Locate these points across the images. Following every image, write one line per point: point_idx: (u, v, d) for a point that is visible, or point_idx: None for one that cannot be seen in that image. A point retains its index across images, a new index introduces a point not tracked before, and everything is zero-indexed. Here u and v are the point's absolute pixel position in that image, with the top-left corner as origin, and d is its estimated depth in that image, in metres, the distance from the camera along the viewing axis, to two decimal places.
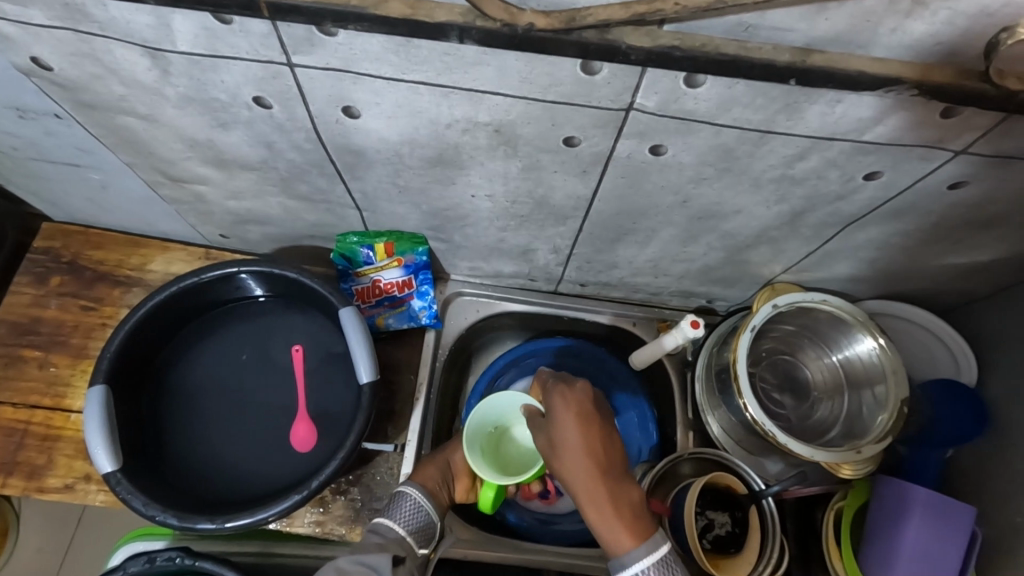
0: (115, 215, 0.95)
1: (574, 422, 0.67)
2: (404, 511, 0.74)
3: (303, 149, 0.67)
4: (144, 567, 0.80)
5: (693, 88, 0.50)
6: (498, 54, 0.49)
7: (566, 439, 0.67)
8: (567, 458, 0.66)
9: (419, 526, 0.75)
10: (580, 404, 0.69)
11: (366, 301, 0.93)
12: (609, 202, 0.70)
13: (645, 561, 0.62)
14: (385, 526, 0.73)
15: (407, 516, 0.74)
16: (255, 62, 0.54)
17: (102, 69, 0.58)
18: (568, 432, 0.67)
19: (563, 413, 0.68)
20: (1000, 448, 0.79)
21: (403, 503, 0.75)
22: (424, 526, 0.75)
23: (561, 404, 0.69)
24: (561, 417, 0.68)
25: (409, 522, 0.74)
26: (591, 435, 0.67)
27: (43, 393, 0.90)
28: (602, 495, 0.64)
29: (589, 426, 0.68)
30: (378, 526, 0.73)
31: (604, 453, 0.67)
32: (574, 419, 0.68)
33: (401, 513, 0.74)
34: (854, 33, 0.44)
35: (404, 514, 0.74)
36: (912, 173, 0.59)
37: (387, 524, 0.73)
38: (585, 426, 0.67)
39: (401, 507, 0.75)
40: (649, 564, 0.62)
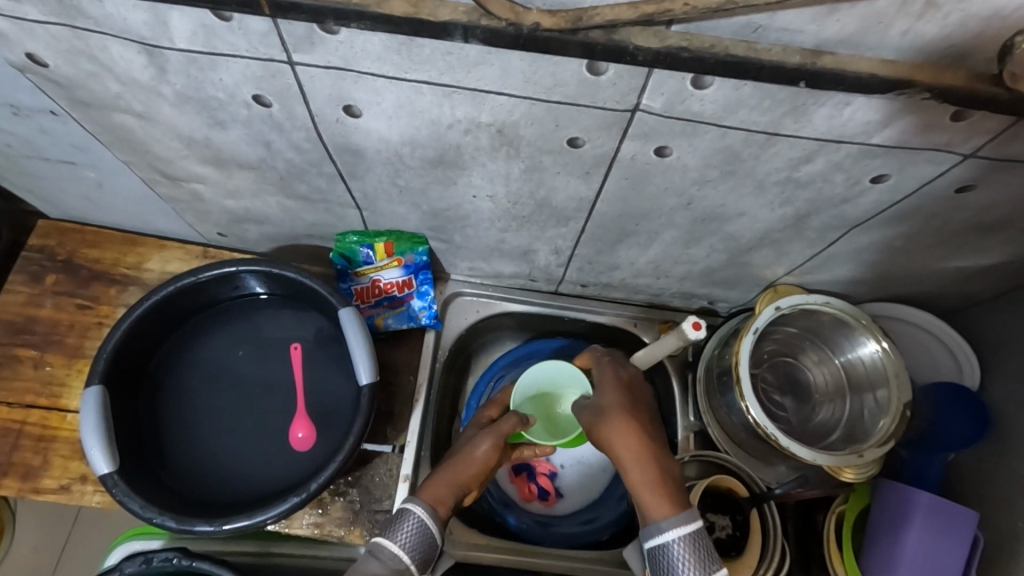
0: (111, 213, 0.94)
1: (619, 393, 0.70)
2: (407, 532, 0.65)
3: (303, 149, 0.66)
4: (141, 568, 0.79)
5: (700, 90, 0.49)
6: (502, 54, 0.48)
7: (611, 405, 0.69)
8: (612, 421, 0.67)
9: (420, 551, 0.65)
10: (625, 381, 0.72)
11: (365, 302, 0.92)
12: (612, 204, 0.69)
13: (679, 529, 0.59)
14: (387, 551, 0.64)
15: (410, 539, 0.65)
16: (254, 60, 0.53)
17: (97, 66, 0.57)
18: (613, 400, 0.69)
19: (610, 385, 0.72)
20: (1002, 453, 0.79)
21: (406, 523, 0.65)
22: (425, 551, 0.65)
23: (607, 377, 0.73)
24: (607, 388, 0.71)
25: (411, 546, 0.64)
26: (633, 407, 0.69)
27: (38, 394, 0.89)
28: (643, 455, 0.64)
29: (634, 400, 0.70)
30: (376, 549, 0.64)
31: (646, 424, 0.68)
32: (617, 390, 0.70)
33: (403, 535, 0.65)
34: (865, 36, 0.43)
35: (407, 535, 0.65)
36: (919, 177, 0.58)
37: (387, 548, 0.64)
38: (630, 398, 0.70)
39: (403, 528, 0.66)
40: (684, 532, 0.59)
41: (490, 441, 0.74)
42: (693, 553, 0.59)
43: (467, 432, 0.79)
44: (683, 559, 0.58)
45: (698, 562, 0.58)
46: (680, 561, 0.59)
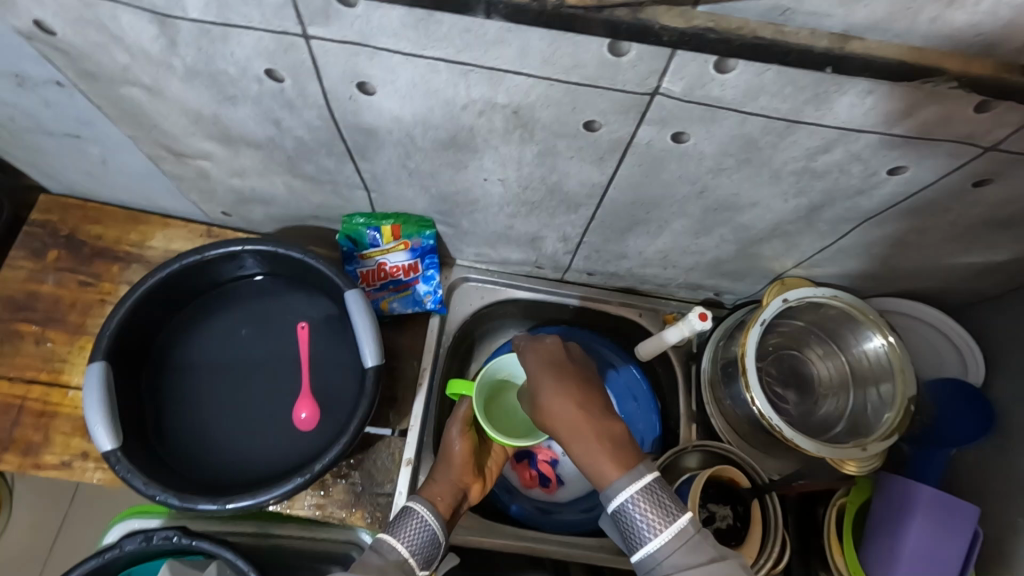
0: (113, 190, 0.93)
1: (546, 371, 0.69)
2: (409, 530, 0.69)
3: (313, 127, 0.65)
4: (142, 545, 0.79)
5: (722, 74, 0.48)
6: (522, 32, 0.47)
7: (542, 389, 0.68)
8: (546, 402, 0.67)
9: (423, 547, 0.69)
10: (552, 354, 0.72)
11: (370, 285, 0.92)
12: (624, 191, 0.68)
13: (629, 491, 0.60)
14: (387, 544, 0.67)
15: (412, 536, 0.69)
16: (268, 33, 0.52)
17: (106, 36, 0.56)
18: (541, 381, 0.68)
19: (535, 364, 0.70)
20: (1004, 450, 0.79)
21: (410, 521, 0.70)
22: (429, 547, 0.69)
23: (534, 359, 0.71)
24: (534, 369, 0.69)
25: (413, 542, 0.68)
26: (562, 381, 0.68)
27: (39, 369, 0.88)
28: (582, 425, 0.64)
29: (564, 372, 0.69)
30: (378, 545, 0.67)
31: (579, 392, 0.67)
32: (546, 369, 0.69)
33: (406, 532, 0.69)
34: (896, 21, 0.43)
35: (408, 534, 0.69)
36: (937, 169, 0.58)
37: (388, 542, 0.68)
38: (556, 375, 0.69)
39: (406, 527, 0.69)
40: (634, 493, 0.60)
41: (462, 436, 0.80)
42: (651, 506, 0.59)
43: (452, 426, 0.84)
44: (644, 517, 0.59)
45: (657, 513, 0.59)
46: (641, 520, 0.59)
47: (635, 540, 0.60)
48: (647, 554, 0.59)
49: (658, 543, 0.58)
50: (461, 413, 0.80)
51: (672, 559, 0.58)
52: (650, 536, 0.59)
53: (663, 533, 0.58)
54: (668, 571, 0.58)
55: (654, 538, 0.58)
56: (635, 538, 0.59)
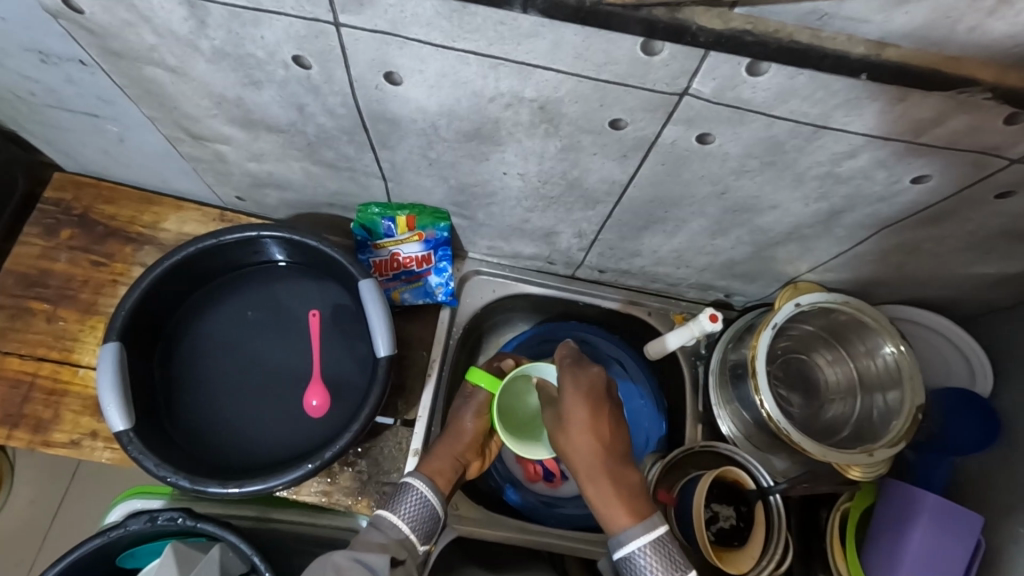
0: (129, 169, 0.93)
1: (581, 401, 0.68)
2: (409, 506, 0.69)
3: (336, 114, 0.65)
4: (146, 525, 0.79)
5: (754, 77, 0.48)
6: (557, 27, 0.47)
7: (574, 425, 0.67)
8: (576, 440, 0.67)
9: (422, 523, 0.70)
10: (592, 381, 0.70)
11: (382, 275, 0.92)
12: (644, 189, 0.68)
13: (641, 542, 0.64)
14: (388, 522, 0.68)
15: (412, 512, 0.69)
16: (299, 19, 0.51)
17: (134, 16, 0.56)
18: (575, 415, 0.68)
19: (576, 392, 0.69)
20: (1008, 460, 0.80)
21: (409, 497, 0.70)
22: (427, 523, 0.70)
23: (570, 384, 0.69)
24: (570, 398, 0.68)
25: (413, 519, 0.69)
26: (595, 419, 0.68)
27: (51, 347, 0.88)
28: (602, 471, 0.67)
29: (599, 407, 0.69)
30: (377, 520, 0.68)
31: (609, 434, 0.68)
32: (583, 402, 0.68)
33: (405, 507, 0.69)
34: (936, 30, 0.42)
35: (408, 508, 0.70)
36: (960, 179, 0.58)
37: (389, 520, 0.68)
38: (591, 411, 0.68)
39: (405, 502, 0.70)
40: (645, 545, 0.64)
41: (473, 415, 0.79)
42: (659, 559, 0.64)
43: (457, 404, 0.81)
44: (651, 567, 0.64)
45: (664, 565, 0.64)
46: (647, 569, 0.64)
47: None
48: None
49: None
50: (478, 395, 0.79)
51: None
52: None
53: None
54: None
55: None
56: None
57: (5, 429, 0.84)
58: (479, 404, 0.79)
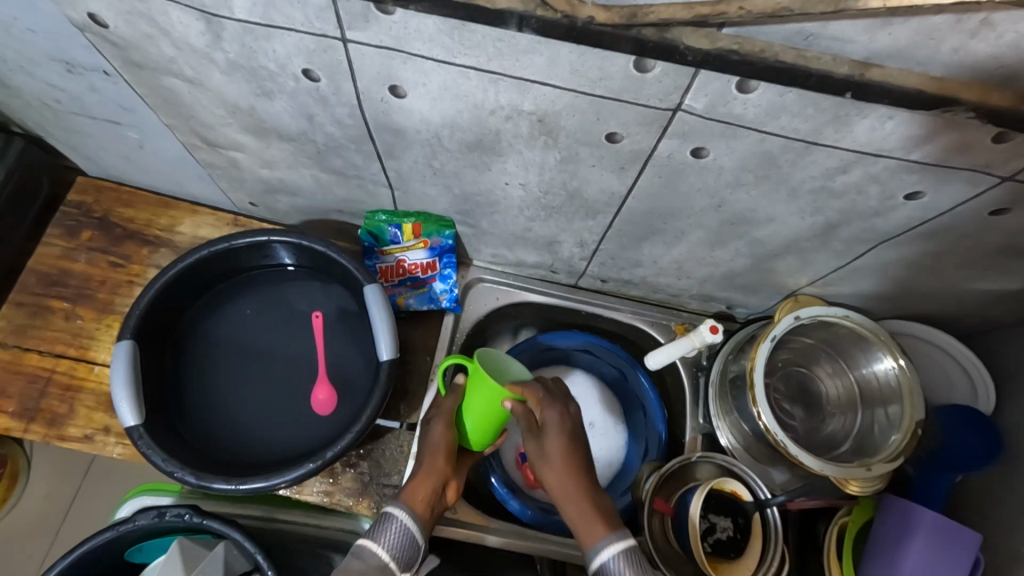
0: (148, 175, 0.96)
1: (556, 429, 0.71)
2: (389, 535, 0.65)
3: (344, 125, 0.67)
4: (154, 521, 0.81)
5: (744, 94, 0.50)
6: (552, 44, 0.49)
7: (551, 455, 0.70)
8: (552, 468, 0.70)
9: (404, 551, 0.66)
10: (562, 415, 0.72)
11: (388, 280, 0.94)
12: (642, 201, 0.70)
13: (616, 548, 0.64)
14: (369, 551, 0.64)
15: (393, 542, 0.65)
16: (308, 35, 0.54)
17: (154, 29, 0.59)
18: (551, 444, 0.70)
19: (550, 426, 0.71)
20: (1012, 479, 0.79)
21: (389, 525, 0.66)
22: (409, 548, 0.66)
23: (551, 416, 0.71)
24: (547, 430, 0.71)
25: (394, 547, 0.65)
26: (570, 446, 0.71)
27: (68, 344, 0.91)
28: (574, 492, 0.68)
29: (574, 438, 0.72)
30: (359, 550, 0.64)
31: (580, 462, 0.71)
32: (558, 429, 0.71)
33: (386, 536, 0.65)
34: (919, 51, 0.43)
35: (388, 539, 0.65)
36: (953, 196, 0.59)
37: (370, 548, 0.64)
38: (567, 440, 0.71)
39: (386, 530, 0.66)
40: (619, 552, 0.64)
41: (445, 419, 0.76)
42: (632, 566, 0.64)
43: (426, 424, 0.78)
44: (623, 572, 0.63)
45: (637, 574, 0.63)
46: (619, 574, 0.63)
47: None
48: None
49: None
50: (448, 405, 0.76)
51: None
52: None
53: None
54: None
55: None
56: None
57: (23, 423, 0.87)
58: (450, 409, 0.76)
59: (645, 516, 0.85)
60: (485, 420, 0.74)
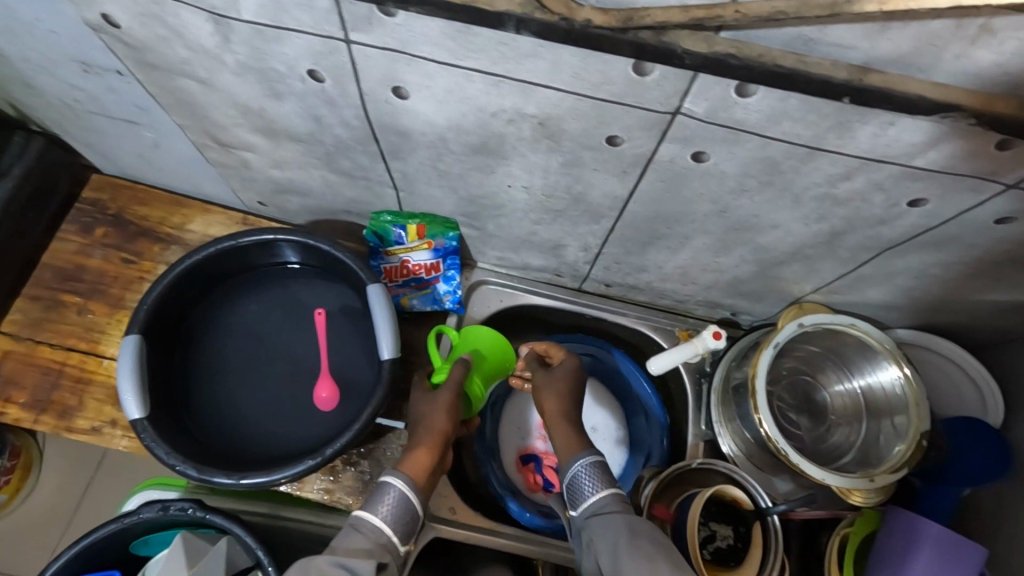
0: (161, 174, 0.98)
1: (562, 373, 0.81)
2: (388, 504, 0.67)
3: (350, 126, 0.68)
4: (159, 514, 0.82)
5: (744, 98, 0.50)
6: (553, 48, 0.49)
7: (554, 391, 0.79)
8: (550, 400, 0.78)
9: (402, 521, 0.67)
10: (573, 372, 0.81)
11: (393, 280, 0.95)
12: (645, 206, 0.70)
13: (589, 456, 0.70)
14: (368, 524, 0.65)
15: (391, 513, 0.66)
16: (314, 36, 0.55)
17: (166, 31, 0.60)
18: (555, 383, 0.79)
19: (558, 371, 0.81)
20: (1020, 493, 0.78)
21: (386, 496, 0.67)
22: (406, 522, 0.67)
23: (564, 366, 0.82)
24: (557, 372, 0.81)
25: (391, 517, 0.66)
26: (571, 387, 0.80)
27: (79, 338, 0.93)
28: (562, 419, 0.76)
29: (574, 384, 0.81)
30: (358, 522, 0.65)
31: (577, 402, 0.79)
32: (566, 374, 0.81)
33: (384, 507, 0.67)
34: (921, 57, 0.43)
35: (387, 507, 0.67)
36: (959, 205, 0.58)
37: (368, 521, 0.65)
38: (569, 382, 0.80)
39: (383, 500, 0.67)
40: (590, 462, 0.70)
41: (450, 389, 0.80)
42: (601, 476, 0.69)
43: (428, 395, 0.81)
44: (589, 477, 0.69)
45: (604, 480, 0.68)
46: (585, 479, 0.69)
47: (578, 497, 0.68)
48: (589, 510, 0.67)
49: (597, 499, 0.67)
50: (455, 374, 0.81)
51: (605, 510, 0.66)
52: (591, 492, 0.68)
53: (601, 491, 0.68)
54: (598, 517, 0.66)
55: (594, 493, 0.67)
56: (579, 496, 0.68)
57: (33, 414, 0.89)
58: (456, 378, 0.81)
59: (646, 521, 0.84)
60: (486, 359, 0.90)
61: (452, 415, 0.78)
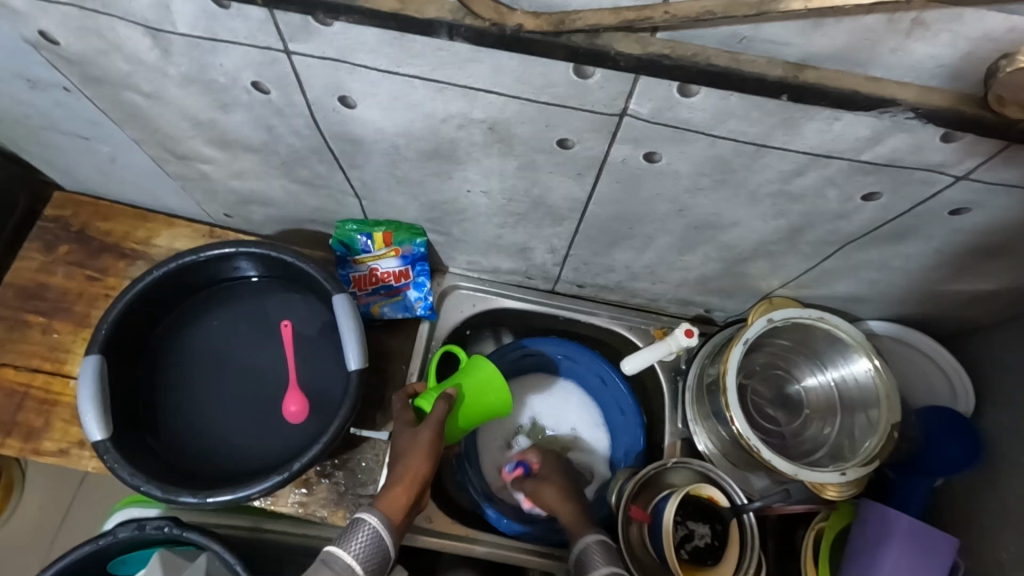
0: (123, 188, 0.97)
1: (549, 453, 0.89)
2: (360, 542, 0.65)
3: (302, 136, 0.67)
4: (134, 533, 0.80)
5: (687, 98, 0.49)
6: (492, 53, 0.48)
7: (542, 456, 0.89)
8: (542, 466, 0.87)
9: (375, 560, 0.66)
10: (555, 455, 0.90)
11: (361, 289, 0.93)
12: (606, 207, 0.69)
13: (596, 538, 0.73)
14: (339, 560, 0.63)
15: (364, 550, 0.65)
16: (253, 47, 0.54)
17: (105, 45, 0.59)
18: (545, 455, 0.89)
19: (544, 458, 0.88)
20: (990, 482, 0.78)
21: (360, 532, 0.66)
22: (378, 559, 0.66)
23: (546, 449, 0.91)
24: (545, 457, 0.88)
25: (364, 555, 0.65)
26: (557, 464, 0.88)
27: (44, 357, 0.92)
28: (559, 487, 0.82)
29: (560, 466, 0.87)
30: (329, 559, 0.64)
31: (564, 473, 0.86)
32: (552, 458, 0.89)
33: (356, 543, 0.65)
34: (856, 52, 0.43)
35: (360, 546, 0.65)
36: (913, 197, 0.58)
37: (340, 557, 0.64)
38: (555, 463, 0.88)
39: (356, 537, 0.66)
40: (598, 542, 0.73)
41: (433, 427, 0.74)
42: (607, 555, 0.72)
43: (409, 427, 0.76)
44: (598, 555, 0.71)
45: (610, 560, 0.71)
46: (594, 557, 0.71)
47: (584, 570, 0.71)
48: None
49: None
50: (437, 413, 0.74)
51: None
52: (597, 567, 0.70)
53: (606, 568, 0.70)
54: None
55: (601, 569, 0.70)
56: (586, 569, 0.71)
57: None
58: (438, 417, 0.74)
59: (622, 524, 0.83)
60: (480, 399, 0.78)
61: (438, 447, 0.75)
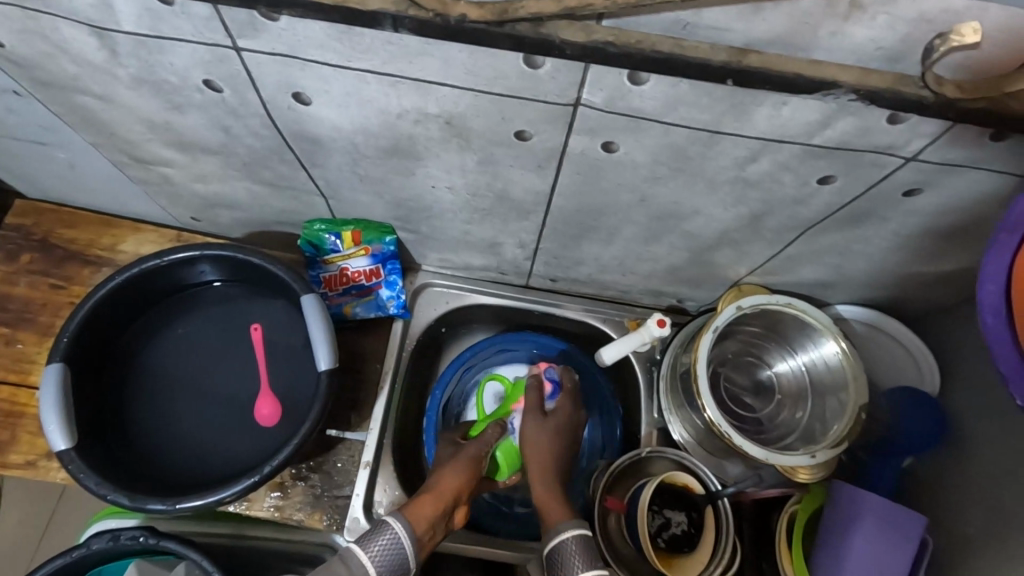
0: (85, 194, 0.95)
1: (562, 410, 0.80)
2: (382, 542, 0.61)
3: (260, 135, 0.66)
4: (109, 544, 0.78)
5: (637, 86, 0.50)
6: (441, 45, 0.48)
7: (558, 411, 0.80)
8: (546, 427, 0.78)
9: (392, 566, 0.61)
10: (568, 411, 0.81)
11: (332, 290, 0.92)
12: (569, 199, 0.69)
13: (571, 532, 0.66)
14: (356, 559, 0.59)
15: (384, 553, 0.61)
16: (201, 45, 0.53)
17: (51, 47, 0.58)
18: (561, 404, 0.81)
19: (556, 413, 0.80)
20: (955, 459, 0.79)
21: (384, 533, 0.62)
22: (396, 569, 0.61)
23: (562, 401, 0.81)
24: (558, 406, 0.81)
25: (383, 559, 0.61)
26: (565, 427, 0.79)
27: (8, 370, 0.90)
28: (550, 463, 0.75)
29: (567, 432, 0.79)
30: (346, 556, 0.59)
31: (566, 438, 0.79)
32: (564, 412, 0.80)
33: (377, 544, 0.61)
34: (796, 35, 0.43)
35: (380, 548, 0.61)
36: (866, 180, 0.58)
37: (358, 558, 0.59)
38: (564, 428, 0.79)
39: (379, 538, 0.62)
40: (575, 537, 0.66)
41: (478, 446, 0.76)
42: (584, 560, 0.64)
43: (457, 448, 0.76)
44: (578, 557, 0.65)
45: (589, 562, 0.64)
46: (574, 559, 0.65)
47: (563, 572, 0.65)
48: None
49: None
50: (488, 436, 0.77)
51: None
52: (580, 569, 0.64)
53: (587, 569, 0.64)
54: None
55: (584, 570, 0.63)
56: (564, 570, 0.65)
57: None
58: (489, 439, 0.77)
59: (598, 513, 0.83)
60: None
61: (476, 469, 0.74)
